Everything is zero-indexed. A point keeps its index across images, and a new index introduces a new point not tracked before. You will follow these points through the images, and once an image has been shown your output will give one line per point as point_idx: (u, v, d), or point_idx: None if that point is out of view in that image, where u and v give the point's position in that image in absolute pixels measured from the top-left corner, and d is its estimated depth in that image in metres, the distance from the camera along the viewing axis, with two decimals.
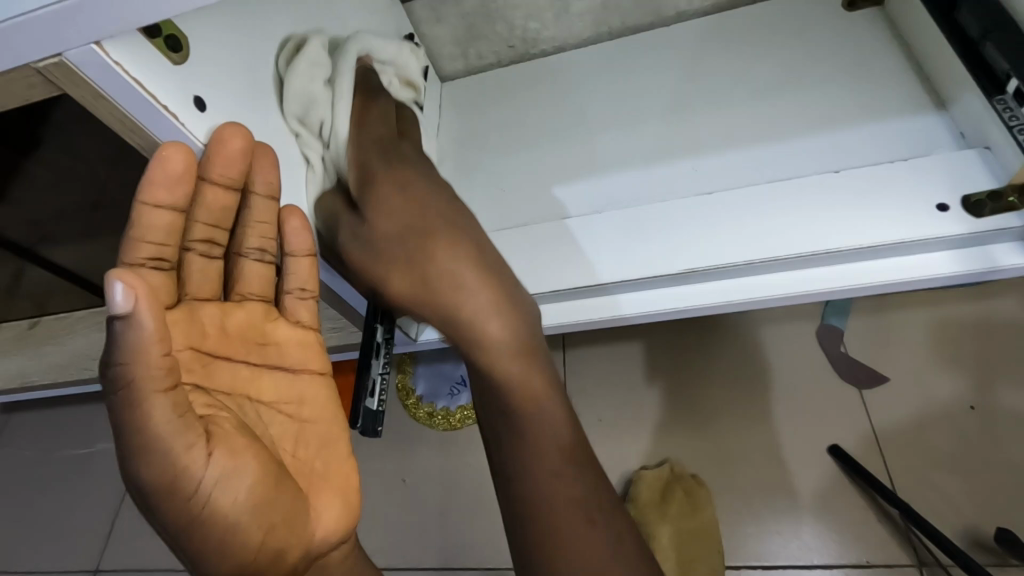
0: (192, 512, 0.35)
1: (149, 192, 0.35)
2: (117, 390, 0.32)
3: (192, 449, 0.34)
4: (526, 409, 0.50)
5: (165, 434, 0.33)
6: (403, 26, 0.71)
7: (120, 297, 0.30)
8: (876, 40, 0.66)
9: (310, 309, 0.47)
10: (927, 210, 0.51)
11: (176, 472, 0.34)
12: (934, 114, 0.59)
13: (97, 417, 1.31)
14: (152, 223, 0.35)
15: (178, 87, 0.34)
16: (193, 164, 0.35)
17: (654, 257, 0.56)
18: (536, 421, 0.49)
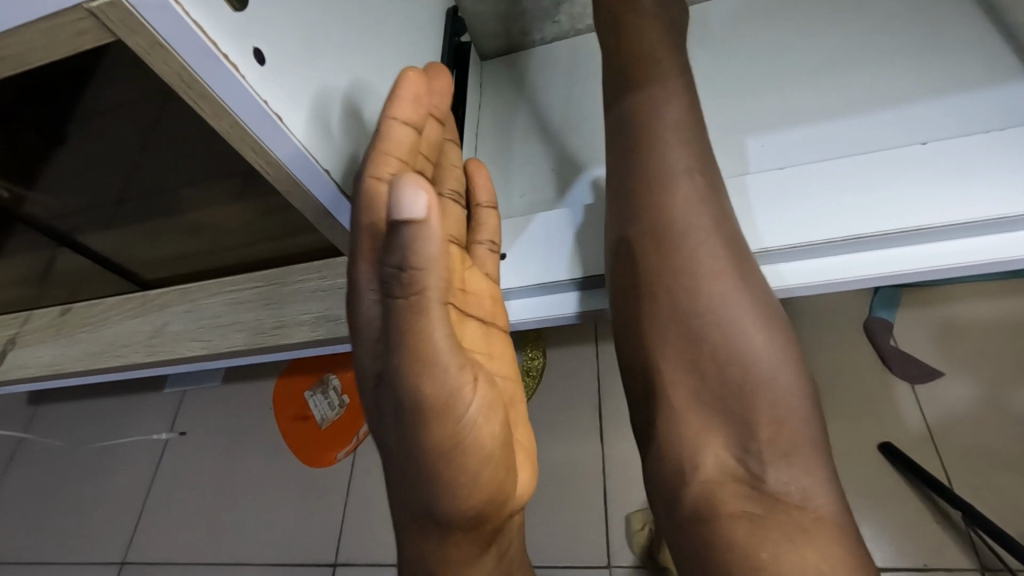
0: (436, 412, 0.38)
1: (397, 110, 0.43)
2: (402, 299, 0.34)
3: (444, 355, 0.37)
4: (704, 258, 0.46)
5: (429, 339, 0.36)
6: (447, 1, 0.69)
7: (415, 202, 0.29)
8: (946, 18, 0.63)
9: (495, 262, 0.59)
10: (1022, 184, 0.47)
11: (443, 396, 0.38)
12: (1021, 85, 0.55)
13: (127, 407, 1.31)
14: (399, 136, 0.43)
15: (238, 37, 0.31)
16: (421, 86, 0.44)
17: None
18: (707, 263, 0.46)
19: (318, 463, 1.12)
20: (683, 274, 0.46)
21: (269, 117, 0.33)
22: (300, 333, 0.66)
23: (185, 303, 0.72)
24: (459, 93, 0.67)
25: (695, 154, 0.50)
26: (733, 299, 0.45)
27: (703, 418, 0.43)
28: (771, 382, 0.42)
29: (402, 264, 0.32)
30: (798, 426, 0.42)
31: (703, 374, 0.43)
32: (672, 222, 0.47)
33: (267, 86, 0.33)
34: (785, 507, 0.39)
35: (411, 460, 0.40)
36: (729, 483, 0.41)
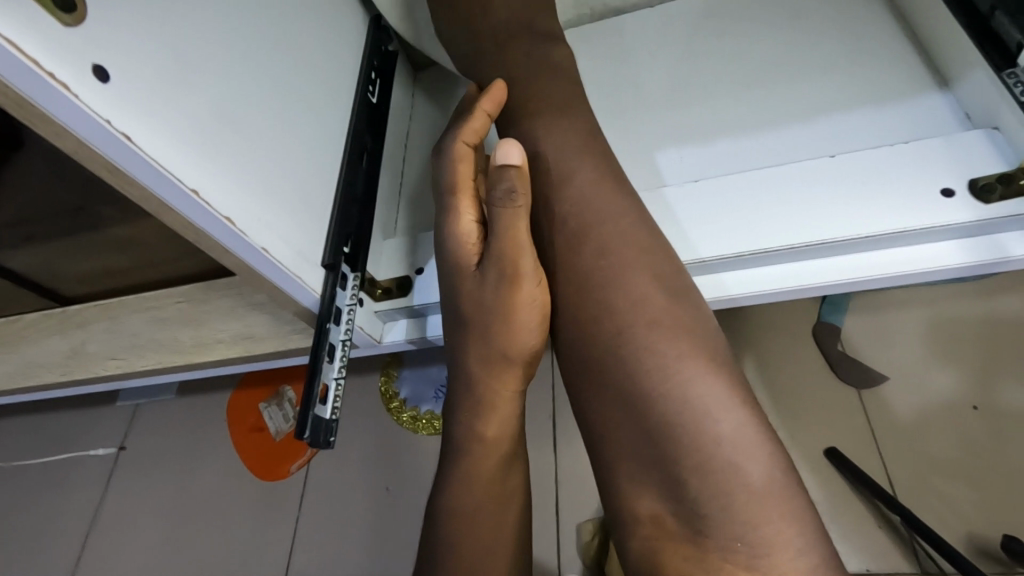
0: (513, 309, 0.45)
1: (485, 100, 0.49)
2: (506, 208, 0.44)
3: (538, 263, 0.45)
4: (620, 291, 0.43)
5: (528, 249, 0.45)
6: (368, 8, 0.68)
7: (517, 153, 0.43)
8: (873, 18, 0.61)
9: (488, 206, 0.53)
10: (930, 196, 0.46)
11: (538, 283, 0.46)
12: (937, 94, 0.54)
13: (79, 423, 1.28)
14: (480, 124, 0.48)
15: (73, 57, 0.29)
16: (503, 90, 0.50)
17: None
18: (631, 299, 0.42)
19: (269, 477, 1.09)
20: (614, 317, 0.42)
21: (121, 140, 0.32)
22: (219, 351, 0.62)
23: (107, 321, 0.69)
24: (375, 103, 0.63)
25: (604, 187, 0.47)
26: (664, 339, 0.41)
27: (641, 474, 0.39)
28: (712, 427, 0.37)
29: (513, 188, 0.43)
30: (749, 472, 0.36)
31: (639, 432, 0.39)
32: (597, 263, 0.44)
33: (114, 108, 0.31)
34: (729, 558, 0.36)
35: (478, 350, 0.48)
36: (670, 534, 0.38)
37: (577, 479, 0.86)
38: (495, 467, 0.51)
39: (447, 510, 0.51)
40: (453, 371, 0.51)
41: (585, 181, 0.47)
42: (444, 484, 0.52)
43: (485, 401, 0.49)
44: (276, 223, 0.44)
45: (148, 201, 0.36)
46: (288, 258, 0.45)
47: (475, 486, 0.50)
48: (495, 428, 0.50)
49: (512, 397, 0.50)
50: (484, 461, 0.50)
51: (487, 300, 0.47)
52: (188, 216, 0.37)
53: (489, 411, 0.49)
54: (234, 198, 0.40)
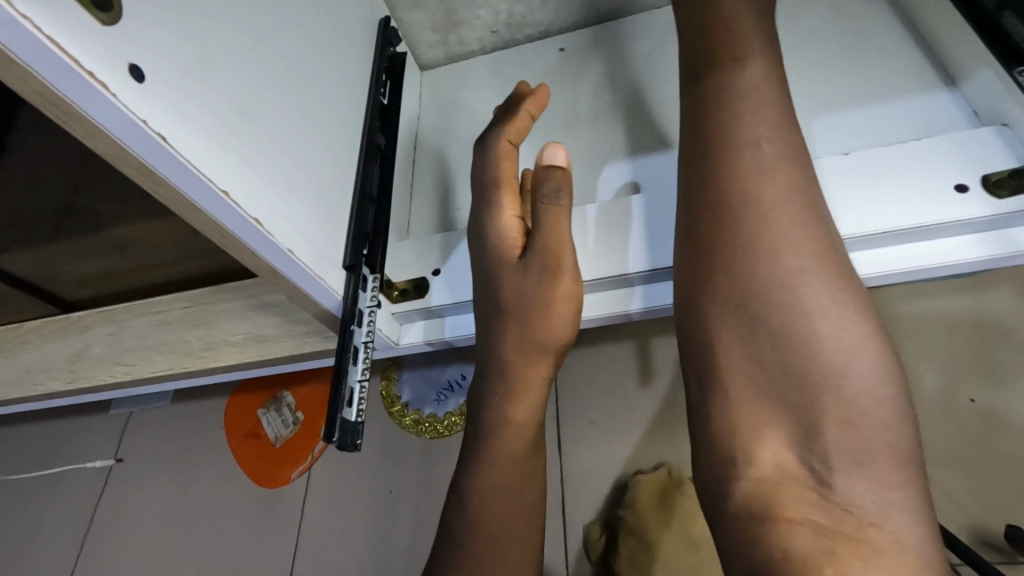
0: (551, 294, 0.49)
1: (530, 103, 0.54)
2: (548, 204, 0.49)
3: (575, 260, 0.50)
4: (778, 223, 0.34)
5: (566, 245, 0.49)
6: (377, 9, 0.68)
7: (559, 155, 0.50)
8: (878, 18, 0.62)
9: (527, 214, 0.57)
10: (944, 191, 0.47)
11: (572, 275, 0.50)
12: (943, 92, 0.55)
13: (72, 432, 1.25)
14: (523, 125, 0.54)
15: (110, 55, 0.29)
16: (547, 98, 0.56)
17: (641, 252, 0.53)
18: (787, 239, 0.33)
19: (270, 484, 1.08)
20: (753, 242, 0.34)
21: (156, 140, 0.31)
22: (228, 354, 0.62)
23: (109, 325, 0.68)
24: (387, 104, 0.62)
25: (761, 97, 0.37)
26: (820, 275, 0.32)
27: (771, 417, 0.32)
28: (862, 395, 0.30)
29: (558, 188, 0.49)
30: (892, 438, 0.30)
31: (771, 372, 0.32)
32: (742, 180, 0.35)
33: (149, 107, 0.31)
34: (861, 528, 0.29)
35: (510, 330, 0.50)
36: (791, 482, 0.31)
37: (585, 479, 0.86)
38: (525, 446, 0.51)
39: (474, 487, 0.50)
40: (483, 355, 0.53)
41: (759, 108, 0.37)
42: (473, 462, 0.51)
43: (515, 376, 0.51)
44: (299, 224, 0.44)
45: (176, 202, 0.35)
46: (311, 259, 0.44)
47: (505, 463, 0.50)
48: (526, 405, 0.51)
49: (540, 383, 0.52)
50: (514, 438, 0.50)
51: (526, 288, 0.50)
52: (217, 218, 0.37)
53: (519, 393, 0.51)
54: (260, 199, 0.40)
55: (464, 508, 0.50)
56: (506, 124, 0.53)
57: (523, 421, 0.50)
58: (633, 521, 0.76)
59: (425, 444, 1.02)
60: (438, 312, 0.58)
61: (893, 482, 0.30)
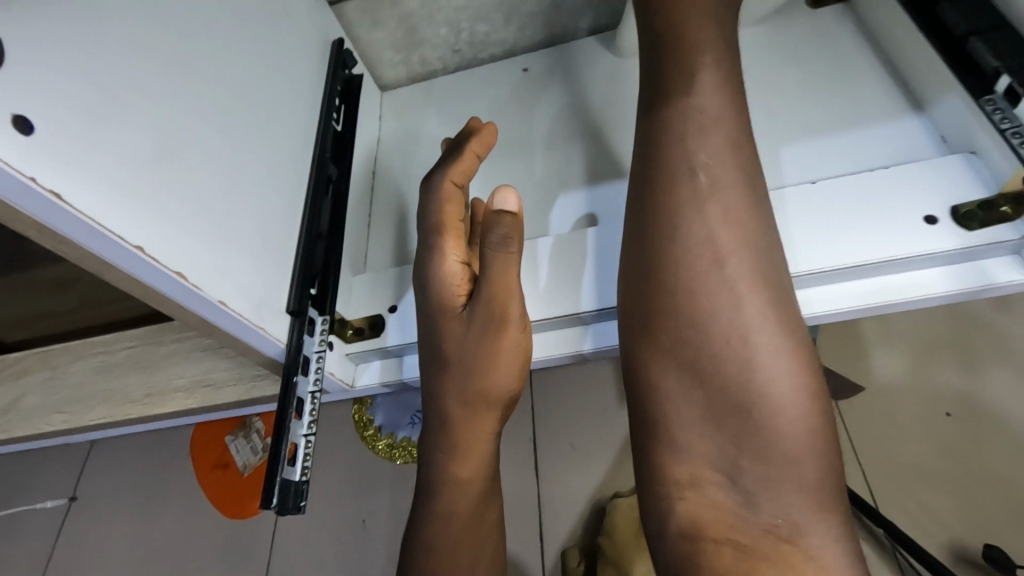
0: (497, 350, 0.47)
1: (475, 144, 0.51)
2: (495, 251, 0.45)
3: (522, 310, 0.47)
4: (705, 235, 0.35)
5: (513, 295, 0.46)
6: (331, 29, 0.65)
7: (510, 201, 0.46)
8: (845, 38, 0.61)
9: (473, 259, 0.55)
10: (914, 223, 0.45)
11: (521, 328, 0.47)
12: (911, 116, 0.54)
13: (27, 467, 1.19)
14: (467, 169, 0.51)
15: None
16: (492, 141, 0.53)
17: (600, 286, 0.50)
18: (713, 248, 0.35)
19: (238, 516, 1.04)
20: (689, 262, 0.35)
21: (52, 199, 0.28)
22: (173, 400, 0.57)
23: (44, 372, 0.63)
24: (340, 131, 0.60)
25: (712, 113, 0.37)
26: (744, 295, 0.34)
27: (697, 441, 0.33)
28: (780, 404, 0.32)
29: (507, 234, 0.45)
30: (804, 456, 0.31)
31: (699, 392, 0.33)
32: (673, 215, 0.36)
33: (42, 162, 0.28)
34: (779, 548, 0.30)
35: (454, 390, 0.48)
36: (712, 505, 0.32)
37: (561, 506, 0.84)
38: (473, 501, 0.49)
39: (425, 547, 0.48)
40: (429, 412, 0.50)
41: (707, 127, 0.37)
42: (423, 520, 0.49)
43: (459, 435, 0.48)
44: (235, 271, 0.40)
45: (83, 259, 0.32)
46: (249, 309, 0.41)
47: (456, 520, 0.48)
48: (473, 462, 0.49)
49: (486, 436, 0.50)
50: (463, 497, 0.48)
51: (470, 341, 0.47)
52: (133, 274, 0.33)
53: (464, 450, 0.49)
54: (186, 249, 0.36)
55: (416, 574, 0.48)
56: (449, 166, 0.50)
57: (468, 478, 0.48)
58: (611, 548, 0.74)
59: (397, 471, 0.98)
60: (395, 352, 0.55)
61: (812, 502, 0.31)
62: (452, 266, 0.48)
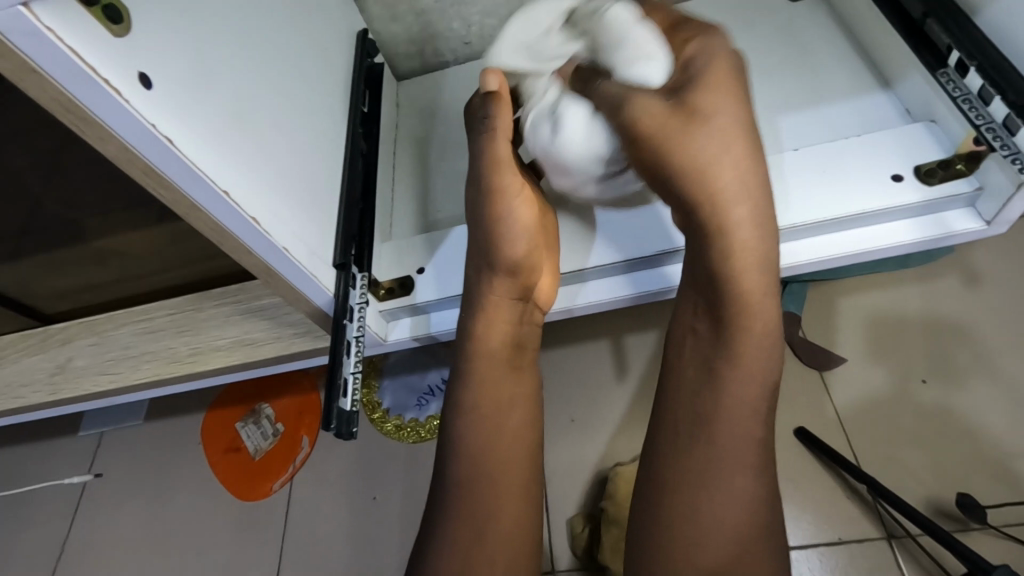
0: (504, 208, 0.53)
1: None
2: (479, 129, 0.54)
3: (517, 177, 0.54)
4: (742, 323, 0.46)
5: (505, 162, 0.53)
6: (355, 22, 0.70)
7: (491, 79, 0.54)
8: (820, 27, 0.68)
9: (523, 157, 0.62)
10: (884, 181, 0.52)
11: (502, 185, 0.53)
12: (879, 94, 0.61)
13: (41, 455, 1.22)
14: None
15: (121, 62, 0.31)
16: None
17: (609, 244, 0.58)
18: (747, 341, 0.46)
19: (250, 497, 1.08)
20: (732, 345, 0.46)
21: (167, 147, 0.34)
22: (217, 358, 0.63)
23: (91, 337, 0.68)
24: (367, 112, 0.65)
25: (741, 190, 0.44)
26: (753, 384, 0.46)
27: (694, 501, 0.46)
28: (741, 476, 0.46)
29: (490, 115, 0.53)
30: (743, 513, 0.46)
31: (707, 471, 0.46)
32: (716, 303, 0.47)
33: (159, 113, 0.33)
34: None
35: (482, 260, 0.54)
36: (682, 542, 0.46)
37: (565, 472, 0.89)
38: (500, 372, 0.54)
39: (460, 400, 0.54)
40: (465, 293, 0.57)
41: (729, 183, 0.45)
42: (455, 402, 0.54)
43: (490, 308, 0.54)
44: (293, 223, 0.46)
45: (179, 203, 0.37)
46: (304, 257, 0.47)
47: (487, 385, 0.54)
48: (500, 326, 0.55)
49: (506, 307, 0.55)
50: (492, 353, 0.54)
51: (470, 208, 0.55)
52: (218, 219, 0.39)
53: (488, 315, 0.54)
54: (256, 199, 0.42)
55: (453, 439, 0.53)
56: None
57: (494, 347, 0.54)
58: (615, 512, 0.80)
59: (408, 448, 1.03)
60: (424, 308, 0.60)
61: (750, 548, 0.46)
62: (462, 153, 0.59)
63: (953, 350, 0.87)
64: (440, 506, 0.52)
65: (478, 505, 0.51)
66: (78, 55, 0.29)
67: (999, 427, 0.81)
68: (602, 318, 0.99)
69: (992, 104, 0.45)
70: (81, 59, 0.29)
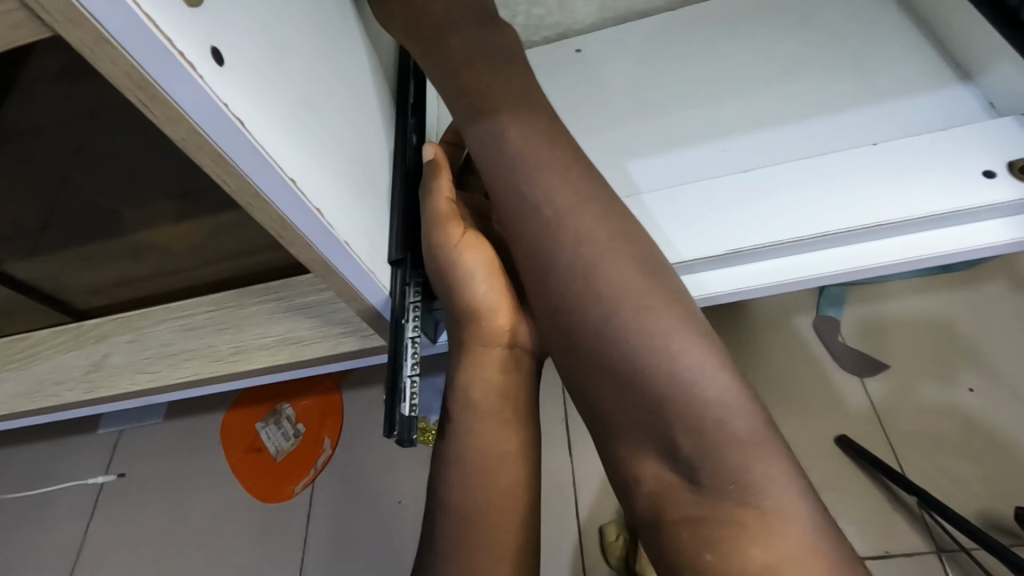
0: (449, 260, 0.50)
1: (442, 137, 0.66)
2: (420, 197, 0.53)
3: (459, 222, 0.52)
4: (590, 241, 0.42)
5: (444, 212, 0.51)
6: (400, 9, 0.68)
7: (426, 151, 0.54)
8: (890, 17, 0.65)
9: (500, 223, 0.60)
10: (973, 177, 0.49)
11: (446, 248, 0.50)
12: (960, 86, 0.58)
13: (60, 453, 1.20)
14: None
15: (196, 35, 0.28)
16: None
17: (716, 233, 0.52)
18: (602, 252, 0.42)
19: (272, 500, 1.05)
20: (585, 269, 0.41)
21: (238, 131, 0.31)
22: (259, 356, 0.60)
23: (127, 334, 0.66)
24: (415, 103, 0.62)
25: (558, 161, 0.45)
26: (637, 293, 0.40)
27: (637, 439, 0.39)
28: (700, 385, 0.37)
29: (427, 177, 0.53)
30: (736, 427, 0.36)
31: (627, 390, 0.39)
32: (564, 220, 0.43)
33: (232, 93, 0.31)
34: (727, 507, 0.35)
35: (449, 313, 0.52)
36: (670, 493, 0.38)
37: (599, 479, 0.87)
38: (501, 421, 0.51)
39: (457, 454, 0.50)
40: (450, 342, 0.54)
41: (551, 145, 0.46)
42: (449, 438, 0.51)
43: (471, 362, 0.51)
44: (353, 216, 0.43)
45: (243, 193, 0.35)
46: (363, 252, 0.44)
47: (484, 434, 0.50)
48: (486, 380, 0.51)
49: (485, 355, 0.51)
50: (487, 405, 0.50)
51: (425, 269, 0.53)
52: (282, 211, 0.36)
53: (477, 365, 0.51)
54: (319, 189, 0.39)
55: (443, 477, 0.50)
56: None
57: (479, 394, 0.51)
58: None
59: None
60: None
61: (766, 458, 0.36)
62: None
63: (975, 353, 0.84)
64: (445, 568, 0.48)
65: (482, 567, 0.47)
66: (155, 26, 0.26)
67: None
68: None
69: None
70: (158, 30, 0.26)
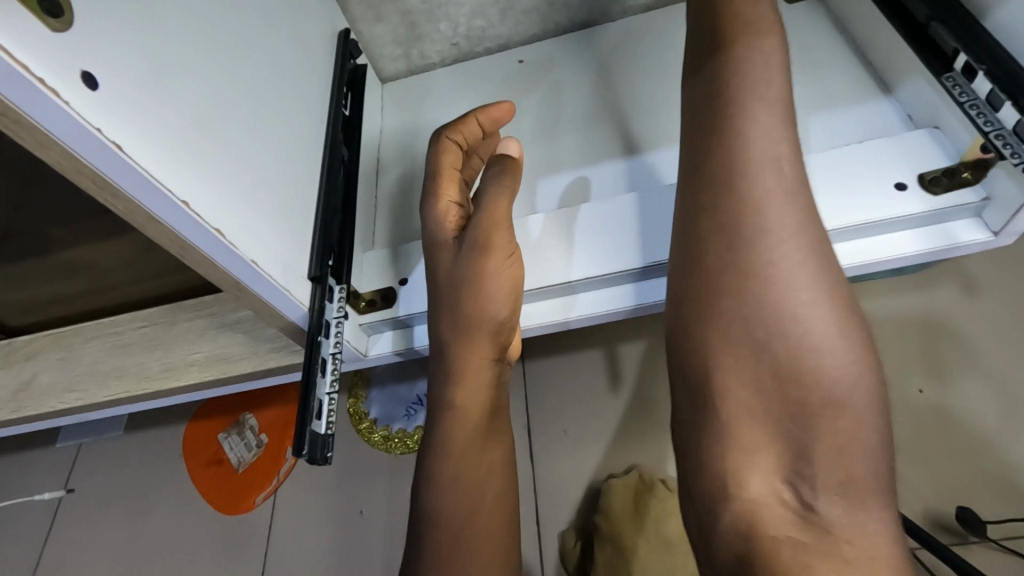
0: (491, 273, 0.51)
1: (483, 112, 0.56)
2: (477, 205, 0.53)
3: (510, 240, 0.52)
4: (769, 205, 0.36)
5: (501, 224, 0.52)
6: (336, 21, 0.68)
7: (511, 147, 0.56)
8: (818, 29, 0.66)
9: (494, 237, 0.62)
10: (885, 189, 0.50)
11: (486, 264, 0.51)
12: (881, 98, 0.59)
13: (15, 471, 1.18)
14: (465, 131, 0.56)
15: (59, 60, 0.28)
16: (509, 112, 0.57)
17: (588, 258, 0.55)
18: (776, 219, 0.36)
19: (232, 513, 1.04)
20: (746, 229, 0.36)
21: (114, 157, 0.31)
22: (189, 374, 0.59)
23: (59, 351, 0.65)
24: (348, 115, 0.62)
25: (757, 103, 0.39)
26: (802, 277, 0.35)
27: (764, 431, 0.33)
28: (851, 398, 0.32)
29: (502, 172, 0.54)
30: (869, 460, 0.32)
31: (770, 369, 0.34)
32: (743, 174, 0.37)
33: (106, 117, 0.31)
34: (836, 543, 0.31)
35: (467, 322, 0.52)
36: (778, 510, 0.32)
37: (558, 486, 0.86)
38: (471, 433, 0.53)
39: (436, 472, 0.52)
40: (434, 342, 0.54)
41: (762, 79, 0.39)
42: (430, 448, 0.53)
43: (463, 377, 0.52)
44: (263, 235, 0.43)
45: (133, 215, 0.34)
46: (276, 271, 0.44)
47: (457, 445, 0.52)
48: (475, 395, 0.53)
49: (483, 367, 0.53)
50: (469, 422, 0.52)
51: (461, 266, 0.52)
52: (177, 232, 0.36)
53: (463, 379, 0.52)
54: (220, 210, 0.39)
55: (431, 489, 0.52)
56: (450, 125, 0.57)
57: (467, 409, 0.52)
58: (609, 528, 0.77)
59: (394, 461, 0.99)
60: (406, 322, 0.58)
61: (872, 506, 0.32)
62: (445, 207, 0.55)
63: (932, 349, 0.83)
64: None
65: None
66: (8, 55, 0.26)
67: (981, 408, 0.79)
68: (596, 326, 0.96)
69: (1001, 111, 0.43)
70: (12, 58, 0.26)
